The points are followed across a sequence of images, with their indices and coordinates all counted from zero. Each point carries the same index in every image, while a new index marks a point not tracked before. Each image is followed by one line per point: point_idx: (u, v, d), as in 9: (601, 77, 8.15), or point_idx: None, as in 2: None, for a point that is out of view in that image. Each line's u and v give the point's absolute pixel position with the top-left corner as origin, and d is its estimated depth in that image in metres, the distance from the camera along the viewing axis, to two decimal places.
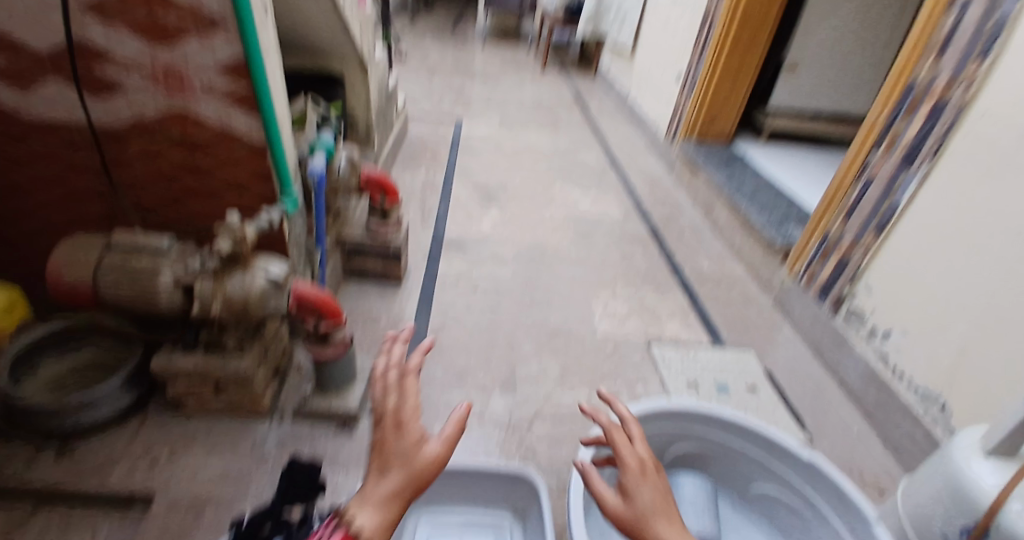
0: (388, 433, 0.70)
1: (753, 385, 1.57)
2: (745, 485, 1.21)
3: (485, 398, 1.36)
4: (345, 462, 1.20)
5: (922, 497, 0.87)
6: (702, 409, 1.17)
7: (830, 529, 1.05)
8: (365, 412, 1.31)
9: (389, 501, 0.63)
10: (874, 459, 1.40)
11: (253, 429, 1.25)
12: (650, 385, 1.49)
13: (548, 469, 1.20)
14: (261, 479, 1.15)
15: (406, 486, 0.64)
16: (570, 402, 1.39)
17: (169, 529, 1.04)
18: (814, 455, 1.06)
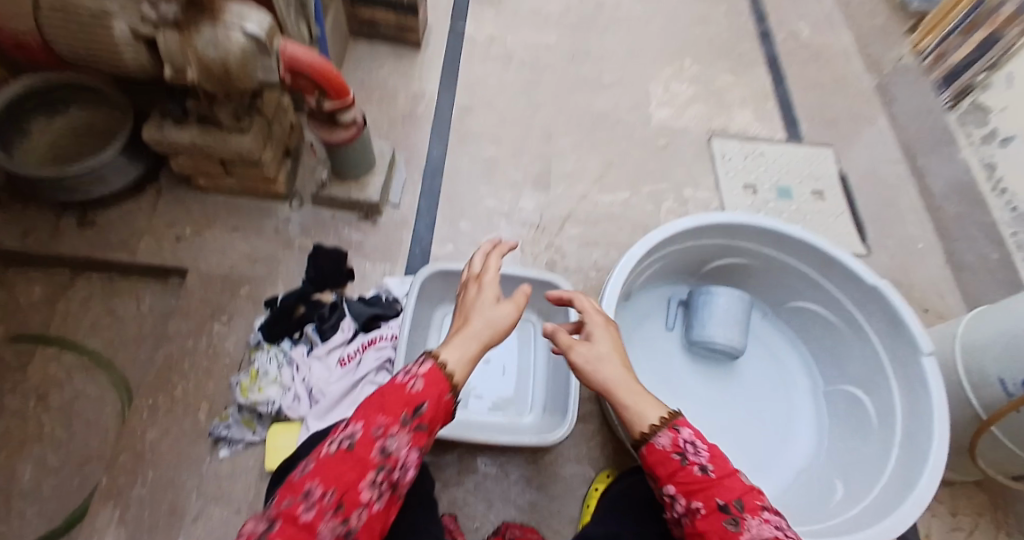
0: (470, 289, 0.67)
1: (820, 192, 1.37)
2: (781, 297, 1.10)
3: (514, 195, 1.24)
4: (373, 251, 1.12)
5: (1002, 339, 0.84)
6: (758, 222, 0.98)
7: (865, 349, 0.98)
8: (391, 202, 1.18)
9: (472, 343, 0.59)
10: (929, 278, 1.28)
11: (274, 212, 1.15)
12: (701, 188, 1.32)
13: (577, 272, 1.14)
14: (290, 263, 1.09)
15: (485, 335, 0.60)
16: (607, 203, 1.25)
17: (209, 301, 1.04)
18: (882, 283, 0.91)
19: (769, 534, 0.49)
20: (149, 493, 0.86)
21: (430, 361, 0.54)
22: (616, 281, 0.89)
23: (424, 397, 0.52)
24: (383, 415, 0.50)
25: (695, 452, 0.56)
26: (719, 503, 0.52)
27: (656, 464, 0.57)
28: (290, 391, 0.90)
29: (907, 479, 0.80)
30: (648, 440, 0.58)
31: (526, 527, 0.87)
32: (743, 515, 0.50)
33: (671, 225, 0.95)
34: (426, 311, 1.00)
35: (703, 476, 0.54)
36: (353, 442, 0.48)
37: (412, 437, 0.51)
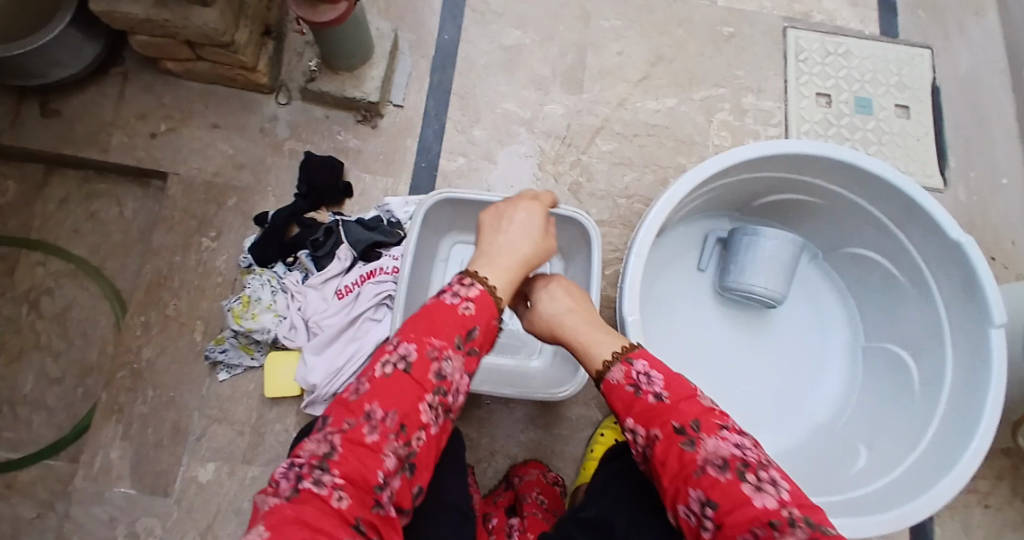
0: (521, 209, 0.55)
1: (907, 106, 1.13)
2: (838, 242, 0.93)
3: (539, 98, 1.04)
4: (373, 161, 0.98)
5: None
6: (837, 152, 0.77)
7: (924, 311, 0.83)
8: (394, 102, 1.01)
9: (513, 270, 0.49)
10: (1007, 219, 1.09)
11: (258, 106, 0.99)
12: (765, 96, 1.09)
13: (604, 198, 1.00)
14: (280, 170, 0.96)
15: (524, 262, 0.50)
16: (648, 112, 1.05)
17: (192, 212, 0.94)
18: (967, 238, 0.73)
19: (729, 455, 0.35)
20: (152, 411, 0.86)
21: (478, 284, 0.44)
22: (651, 225, 0.74)
23: (479, 318, 0.43)
24: (437, 334, 0.40)
25: (651, 378, 0.41)
26: (675, 426, 0.37)
27: (607, 398, 0.42)
28: (285, 320, 0.84)
29: (943, 459, 0.71)
30: (601, 377, 0.44)
31: (527, 467, 0.85)
32: (699, 437, 0.36)
33: (730, 152, 0.76)
34: (432, 239, 0.89)
35: (656, 402, 0.39)
36: (408, 362, 0.38)
37: (470, 359, 0.42)
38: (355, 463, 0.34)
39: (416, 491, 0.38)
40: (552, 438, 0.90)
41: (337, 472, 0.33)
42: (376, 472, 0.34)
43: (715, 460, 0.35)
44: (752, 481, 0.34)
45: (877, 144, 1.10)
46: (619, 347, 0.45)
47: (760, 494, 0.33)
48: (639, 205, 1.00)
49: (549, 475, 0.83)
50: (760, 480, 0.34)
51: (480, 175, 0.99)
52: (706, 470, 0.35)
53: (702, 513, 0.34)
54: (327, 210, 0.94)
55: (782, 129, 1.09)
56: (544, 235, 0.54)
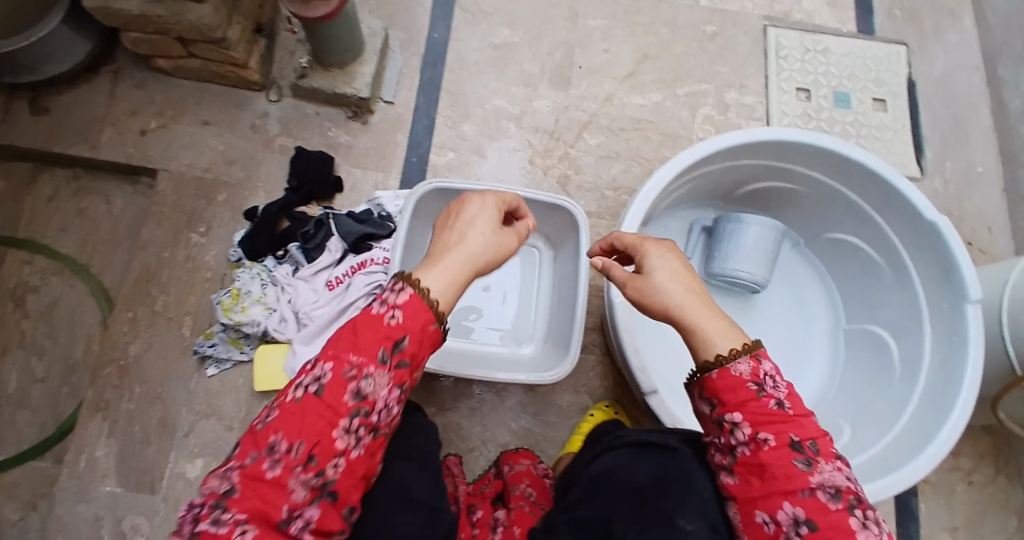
0: (471, 207, 0.50)
1: (883, 101, 1.17)
2: (820, 228, 0.95)
3: (528, 94, 1.06)
4: (363, 156, 0.99)
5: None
6: (819, 139, 0.80)
7: (903, 295, 0.85)
8: (384, 98, 1.02)
9: (457, 269, 0.44)
10: (982, 209, 1.12)
11: (249, 103, 0.99)
12: (747, 92, 1.12)
13: (592, 190, 1.02)
14: (270, 165, 0.97)
15: (472, 262, 0.46)
16: (634, 107, 1.08)
17: (181, 207, 0.94)
18: (942, 220, 0.76)
19: (843, 487, 0.37)
20: (140, 407, 0.86)
21: (408, 288, 0.40)
22: (637, 210, 0.76)
23: (407, 326, 0.39)
24: (357, 350, 0.37)
25: (776, 384, 0.41)
26: (793, 440, 0.39)
27: (720, 385, 0.42)
28: (275, 313, 0.84)
29: (921, 436, 0.72)
30: (717, 366, 0.43)
31: (518, 456, 0.84)
32: (813, 461, 0.38)
33: (716, 138, 0.78)
34: (423, 231, 0.90)
35: (780, 410, 0.40)
36: (322, 383, 0.36)
37: (399, 373, 0.39)
38: (256, 500, 0.33)
39: (339, 516, 0.37)
40: (542, 427, 0.91)
41: (236, 511, 0.32)
42: (279, 508, 0.33)
43: (829, 487, 0.37)
44: (860, 516, 0.36)
45: (855, 137, 1.14)
46: (738, 343, 0.44)
47: (865, 529, 0.35)
48: (626, 197, 1.02)
49: (541, 467, 0.82)
50: (866, 518, 0.36)
51: (470, 169, 1.01)
52: (817, 493, 0.36)
53: (792, 527, 0.37)
54: (318, 205, 0.95)
55: (764, 122, 1.11)
56: (498, 235, 0.49)
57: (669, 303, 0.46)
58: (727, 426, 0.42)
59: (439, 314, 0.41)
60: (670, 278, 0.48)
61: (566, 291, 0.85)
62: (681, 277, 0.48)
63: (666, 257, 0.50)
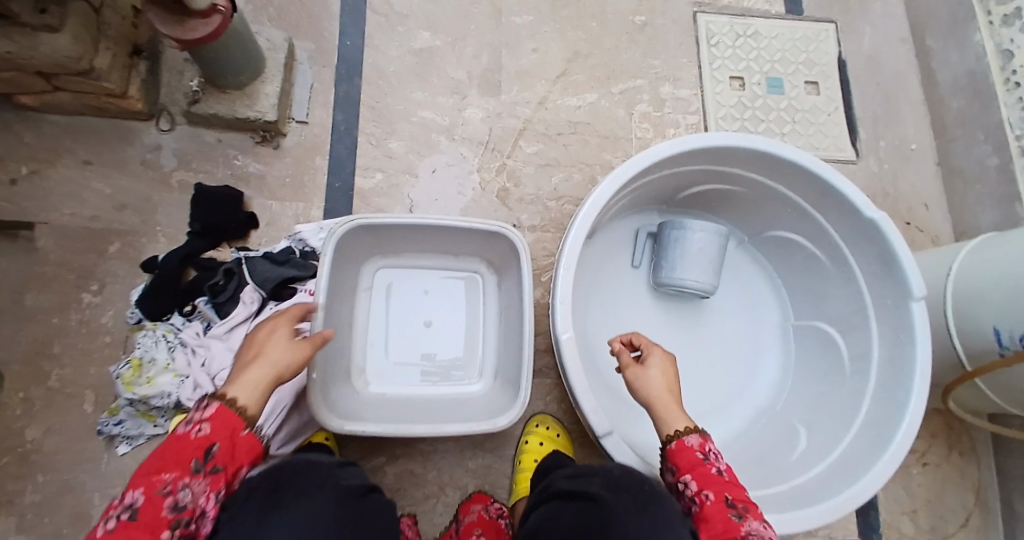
0: (268, 322, 0.56)
1: (816, 83, 1.16)
2: (762, 226, 0.93)
3: (456, 103, 0.98)
4: (279, 187, 0.89)
5: (982, 283, 0.76)
6: (753, 142, 0.77)
7: (846, 289, 0.85)
8: (296, 118, 0.92)
9: (257, 376, 0.50)
10: (916, 186, 1.14)
11: (136, 136, 0.88)
12: (682, 84, 1.09)
13: (534, 202, 0.96)
14: (170, 207, 0.86)
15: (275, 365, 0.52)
16: (570, 109, 1.02)
17: (70, 265, 0.83)
18: (881, 218, 0.75)
19: (766, 537, 0.45)
20: (47, 498, 0.76)
21: (214, 401, 0.46)
22: (576, 236, 0.70)
23: (217, 436, 0.44)
24: (170, 467, 0.41)
25: (717, 457, 0.53)
26: (727, 498, 0.49)
27: (676, 454, 0.54)
28: (187, 381, 0.75)
29: (877, 438, 0.73)
30: (675, 439, 0.55)
31: (470, 503, 0.79)
32: (744, 517, 0.47)
33: (652, 150, 0.73)
34: (351, 270, 0.82)
35: (720, 475, 0.51)
36: (133, 507, 0.38)
37: (214, 478, 0.44)
38: None
39: None
40: (502, 461, 0.87)
41: None
42: None
43: (755, 536, 0.45)
44: None
45: (791, 123, 1.11)
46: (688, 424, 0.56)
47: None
48: (570, 206, 0.97)
49: (493, 508, 0.78)
50: None
51: (402, 191, 0.93)
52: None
53: None
54: (230, 246, 0.86)
55: (701, 116, 1.08)
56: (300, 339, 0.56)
57: (649, 396, 0.59)
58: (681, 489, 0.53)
59: (247, 420, 0.47)
60: (660, 374, 0.61)
61: (512, 323, 0.81)
62: (667, 377, 0.61)
63: (658, 356, 0.63)
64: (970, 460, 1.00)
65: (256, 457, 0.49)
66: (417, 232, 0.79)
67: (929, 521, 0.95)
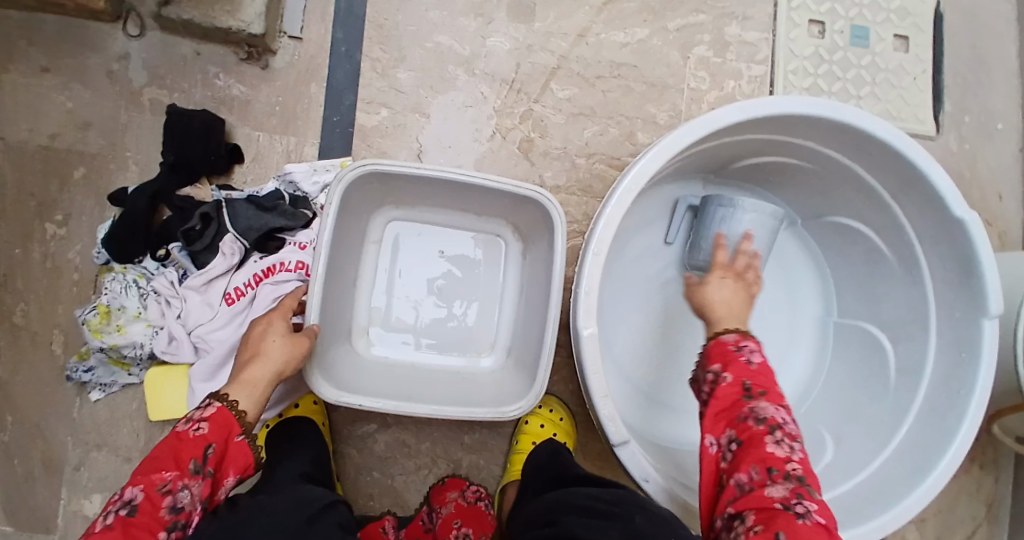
0: (255, 325, 0.56)
1: (906, 38, 0.97)
2: (821, 208, 0.80)
3: (480, 29, 0.83)
4: (267, 116, 0.77)
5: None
6: (836, 112, 0.63)
7: (908, 295, 0.74)
8: (288, 33, 0.78)
9: (259, 380, 0.48)
10: (995, 171, 0.99)
11: (100, 41, 0.74)
12: (751, 25, 0.91)
13: (560, 157, 0.83)
14: (142, 131, 0.75)
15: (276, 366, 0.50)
16: (612, 47, 0.86)
17: (29, 191, 0.73)
18: (970, 216, 0.63)
19: (772, 419, 0.38)
20: (16, 440, 0.70)
21: (215, 401, 0.43)
22: (612, 215, 0.58)
23: (214, 436, 0.41)
24: (169, 465, 0.38)
25: (753, 352, 0.45)
26: (744, 383, 0.42)
27: (709, 350, 0.47)
28: (161, 332, 0.69)
29: (914, 463, 0.66)
30: (715, 337, 0.49)
31: (444, 491, 0.74)
32: (757, 398, 0.41)
33: (712, 114, 0.59)
34: (359, 221, 0.71)
35: (749, 363, 0.43)
36: (133, 505, 0.35)
37: (209, 483, 0.40)
38: None
39: None
40: (500, 438, 0.81)
41: None
42: None
43: (759, 417, 0.39)
44: (778, 440, 0.37)
45: (870, 85, 0.95)
46: (735, 328, 0.49)
47: (778, 446, 0.36)
48: (600, 165, 0.84)
49: (470, 492, 0.74)
50: (779, 442, 0.37)
51: (409, 132, 0.80)
52: (748, 418, 0.39)
53: (726, 446, 0.40)
54: (209, 183, 0.75)
55: (768, 67, 0.91)
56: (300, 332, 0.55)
57: (703, 303, 0.54)
58: (704, 376, 0.46)
59: (244, 425, 0.44)
60: (721, 289, 0.55)
61: (535, 299, 0.71)
62: (730, 296, 0.54)
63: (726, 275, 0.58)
64: (987, 471, 0.93)
65: (249, 470, 0.44)
66: (426, 184, 0.68)
67: (932, 529, 0.90)
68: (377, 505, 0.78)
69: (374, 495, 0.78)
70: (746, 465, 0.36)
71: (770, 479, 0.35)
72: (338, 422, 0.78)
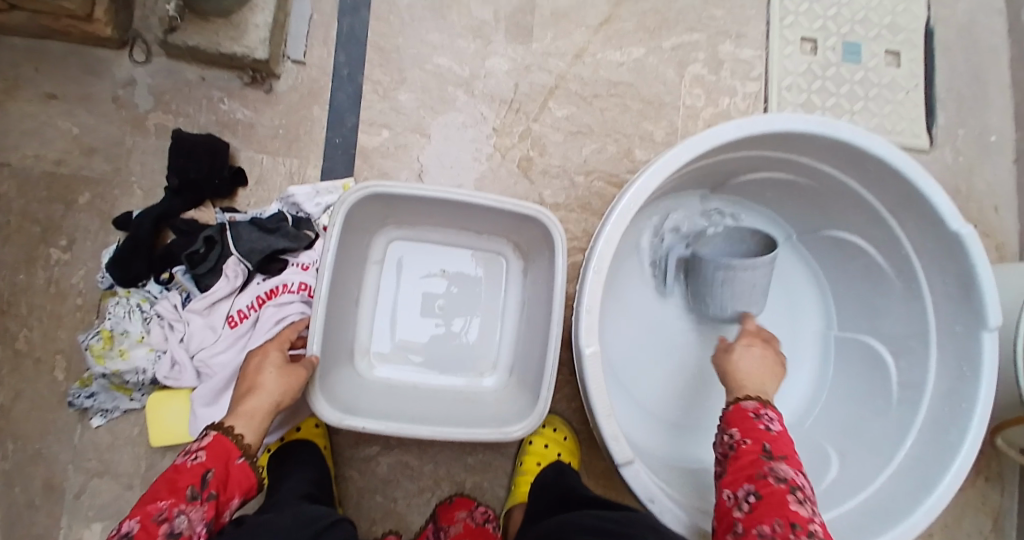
0: (253, 359, 0.58)
1: (897, 53, 0.99)
2: (819, 223, 0.81)
3: (479, 50, 0.84)
4: (271, 139, 0.78)
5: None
6: (833, 130, 0.64)
7: (908, 309, 0.75)
8: (290, 57, 0.79)
9: (258, 408, 0.50)
10: (991, 183, 1.00)
11: (105, 68, 0.76)
12: (746, 43, 0.93)
13: (560, 175, 0.84)
14: (146, 156, 0.76)
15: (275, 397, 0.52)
16: (609, 67, 0.87)
17: (33, 216, 0.73)
18: (967, 231, 0.64)
19: (790, 481, 0.40)
20: (17, 467, 0.70)
21: (209, 431, 0.45)
22: (611, 235, 0.58)
23: (209, 463, 0.42)
24: (166, 494, 0.39)
25: (772, 420, 0.48)
26: (764, 447, 0.44)
27: (728, 415, 0.51)
28: (164, 356, 0.69)
29: (918, 478, 0.66)
30: (734, 402, 0.53)
31: (452, 510, 0.75)
32: (775, 459, 0.43)
33: (707, 133, 0.60)
34: (362, 242, 0.72)
35: (769, 431, 0.47)
36: (129, 534, 0.35)
37: (210, 506, 0.41)
38: None
39: None
40: (504, 458, 0.81)
41: None
42: None
43: (779, 476, 0.41)
44: (798, 500, 0.39)
45: (864, 100, 0.96)
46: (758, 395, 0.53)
47: (801, 504, 0.38)
48: (599, 183, 0.85)
49: (479, 513, 0.75)
50: (799, 502, 0.38)
51: (410, 153, 0.81)
52: (768, 476, 0.41)
53: (744, 499, 0.41)
54: (213, 205, 0.76)
55: (763, 84, 0.93)
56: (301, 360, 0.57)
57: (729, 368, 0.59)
58: (724, 440, 0.49)
59: (243, 448, 0.46)
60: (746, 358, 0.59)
61: (536, 317, 0.72)
62: (756, 365, 0.58)
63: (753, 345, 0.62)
64: (994, 484, 0.92)
65: (252, 490, 0.46)
66: (429, 205, 0.68)
67: None
68: (380, 528, 0.77)
69: (377, 520, 0.77)
70: (769, 519, 0.37)
71: (796, 532, 0.35)
72: (340, 445, 0.78)
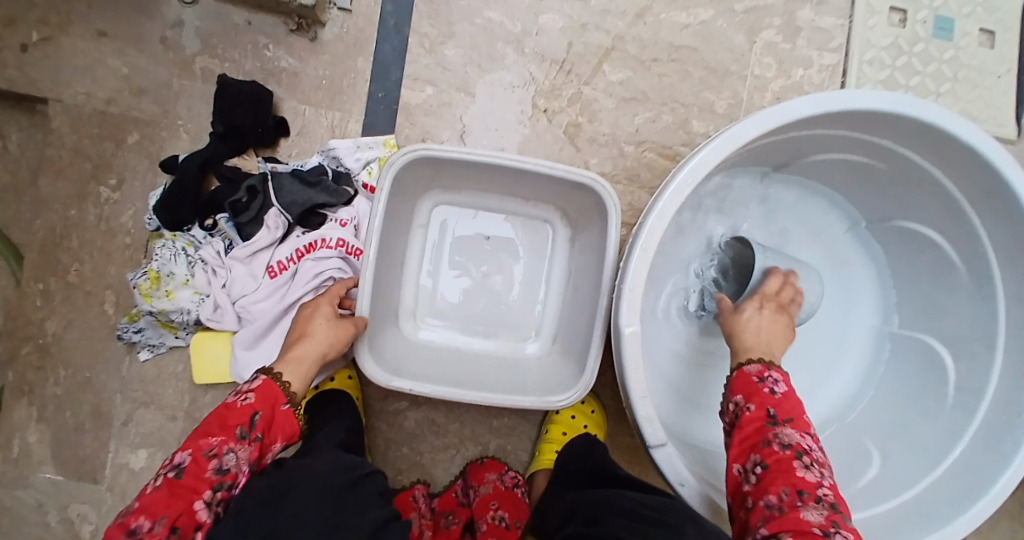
0: (305, 309, 0.59)
1: (998, 30, 0.88)
2: (890, 211, 0.75)
3: (533, 5, 0.79)
4: (314, 89, 0.76)
5: None
6: (921, 109, 0.57)
7: (977, 311, 0.69)
8: (337, 5, 0.76)
9: (305, 359, 0.51)
10: None
11: (156, 7, 0.75)
12: (827, 9, 0.84)
13: (607, 144, 0.80)
14: (193, 100, 0.76)
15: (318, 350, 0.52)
16: (671, 29, 0.81)
17: (85, 153, 0.75)
18: None
19: (797, 447, 0.38)
20: (69, 392, 0.74)
21: (260, 375, 0.46)
22: (664, 210, 0.55)
23: (258, 405, 0.43)
24: (216, 431, 0.40)
25: (777, 380, 0.44)
26: (768, 411, 0.41)
27: (730, 380, 0.47)
28: (207, 300, 0.70)
29: (963, 486, 0.62)
30: (738, 366, 0.48)
31: (483, 471, 0.77)
32: (781, 424, 0.40)
33: (780, 108, 0.55)
34: (409, 201, 0.71)
35: (774, 393, 0.43)
36: (180, 468, 0.37)
37: (256, 447, 0.42)
38: None
39: None
40: (527, 426, 0.81)
41: None
42: None
43: (785, 442, 0.38)
44: (806, 467, 0.36)
45: (953, 80, 0.86)
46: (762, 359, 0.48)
47: (808, 471, 0.36)
48: (649, 154, 0.80)
49: (509, 477, 0.76)
50: (805, 469, 0.36)
51: (454, 111, 0.78)
52: (772, 442, 0.39)
53: (750, 470, 0.38)
54: (256, 154, 0.76)
55: (842, 55, 0.84)
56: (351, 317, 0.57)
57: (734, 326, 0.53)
58: (726, 408, 0.45)
59: (289, 396, 0.47)
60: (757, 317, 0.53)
61: (584, 289, 0.69)
62: (766, 326, 0.52)
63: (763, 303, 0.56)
64: None
65: (293, 438, 0.46)
66: (473, 168, 0.66)
67: None
68: (405, 479, 0.79)
69: (401, 470, 0.79)
70: (775, 487, 0.36)
71: (801, 501, 0.34)
72: (370, 396, 0.79)
